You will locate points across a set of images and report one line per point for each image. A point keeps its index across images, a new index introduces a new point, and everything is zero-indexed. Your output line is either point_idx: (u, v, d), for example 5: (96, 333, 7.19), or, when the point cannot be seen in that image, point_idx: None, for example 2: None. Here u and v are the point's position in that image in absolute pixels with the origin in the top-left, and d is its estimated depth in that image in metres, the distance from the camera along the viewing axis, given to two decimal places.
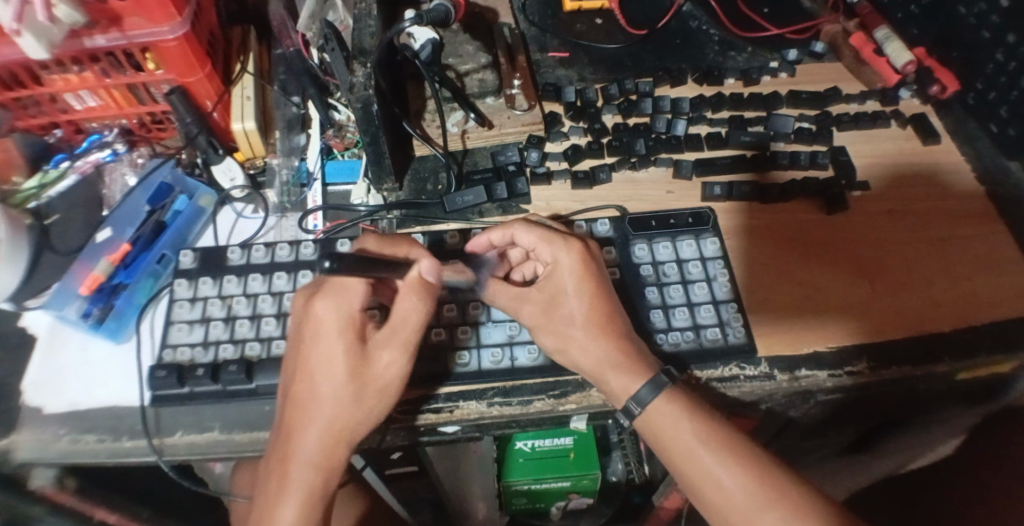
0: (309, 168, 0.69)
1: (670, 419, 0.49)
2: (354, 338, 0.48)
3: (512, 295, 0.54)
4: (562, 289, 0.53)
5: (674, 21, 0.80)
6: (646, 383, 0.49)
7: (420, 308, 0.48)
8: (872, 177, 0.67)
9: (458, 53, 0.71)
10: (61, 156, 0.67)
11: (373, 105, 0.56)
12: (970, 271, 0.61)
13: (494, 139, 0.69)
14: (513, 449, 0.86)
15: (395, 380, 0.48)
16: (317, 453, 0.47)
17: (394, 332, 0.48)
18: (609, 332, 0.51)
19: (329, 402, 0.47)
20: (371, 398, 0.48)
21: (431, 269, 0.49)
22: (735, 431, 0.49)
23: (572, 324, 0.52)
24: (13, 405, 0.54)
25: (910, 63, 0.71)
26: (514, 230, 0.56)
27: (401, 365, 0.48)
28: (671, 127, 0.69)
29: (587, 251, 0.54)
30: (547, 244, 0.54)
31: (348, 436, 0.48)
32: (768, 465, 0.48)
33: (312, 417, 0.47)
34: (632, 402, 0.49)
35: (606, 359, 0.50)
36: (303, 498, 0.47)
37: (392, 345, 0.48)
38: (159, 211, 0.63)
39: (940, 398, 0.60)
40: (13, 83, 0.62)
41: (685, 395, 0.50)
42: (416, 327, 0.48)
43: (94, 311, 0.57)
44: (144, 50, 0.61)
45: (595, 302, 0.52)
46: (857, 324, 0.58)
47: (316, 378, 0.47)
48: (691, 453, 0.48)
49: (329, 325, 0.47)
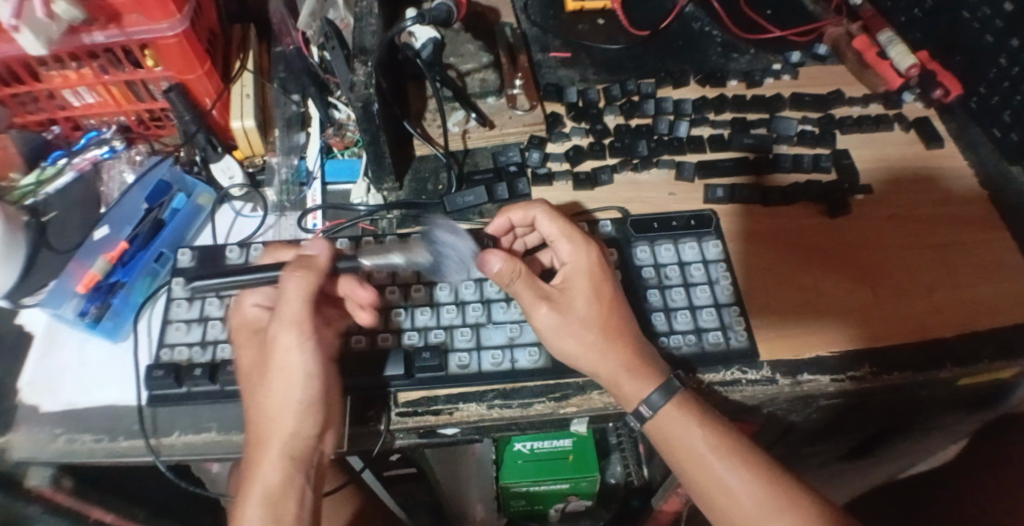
0: (309, 167, 0.68)
1: (681, 427, 0.48)
2: (254, 333, 0.52)
3: (534, 291, 0.52)
4: (578, 290, 0.52)
5: (677, 21, 0.79)
6: (657, 388, 0.49)
7: (295, 280, 0.48)
8: (874, 181, 0.67)
9: (460, 52, 0.70)
10: (59, 152, 0.67)
11: (373, 104, 0.55)
12: (973, 278, 0.60)
13: (495, 140, 0.68)
14: (512, 450, 0.85)
15: (296, 353, 0.48)
16: (270, 445, 0.48)
17: (281, 312, 0.49)
18: (625, 338, 0.51)
19: (262, 393, 0.49)
20: (281, 380, 0.48)
21: (309, 244, 0.51)
22: (745, 438, 0.49)
23: (587, 326, 0.51)
24: (10, 404, 0.54)
25: (913, 67, 0.71)
26: (535, 214, 0.55)
27: (293, 339, 0.48)
28: (673, 128, 0.68)
29: (603, 255, 0.54)
30: (567, 241, 0.54)
31: (292, 424, 0.48)
32: (778, 470, 0.48)
33: (258, 412, 0.48)
34: (643, 406, 0.49)
35: (618, 365, 0.50)
36: (266, 495, 0.47)
37: (281, 323, 0.49)
38: (156, 210, 0.62)
39: (940, 401, 0.61)
40: (11, 79, 0.61)
41: (695, 401, 0.50)
42: (296, 300, 0.48)
43: (92, 309, 0.57)
44: (142, 47, 0.60)
45: (610, 306, 0.52)
46: (858, 328, 0.58)
47: (248, 376, 0.50)
48: (700, 461, 0.48)
49: (236, 330, 0.52)
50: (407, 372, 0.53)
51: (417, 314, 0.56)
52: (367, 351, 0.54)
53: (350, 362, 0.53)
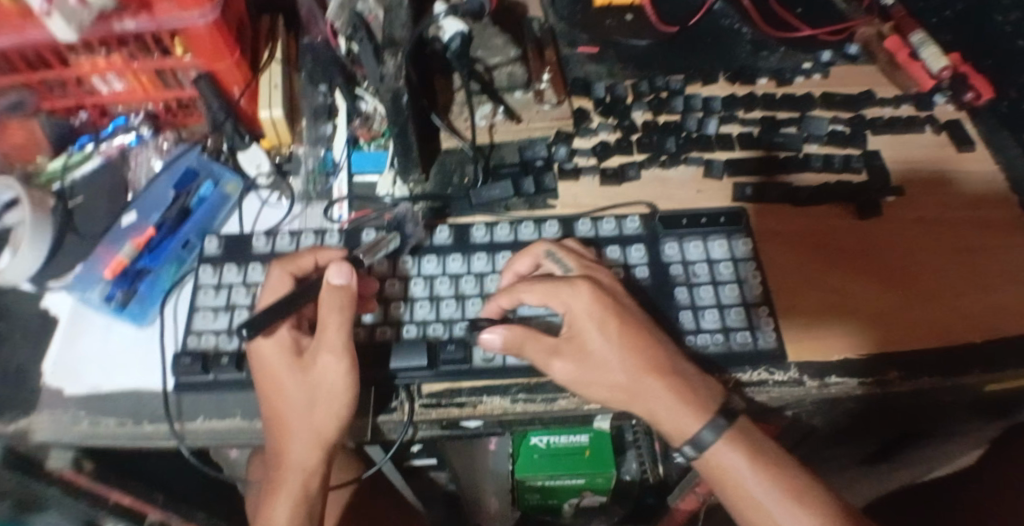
0: (336, 157, 0.68)
1: (730, 461, 0.47)
2: (290, 354, 0.49)
3: (544, 348, 0.50)
4: (588, 334, 0.49)
5: (706, 18, 0.78)
6: (706, 426, 0.47)
7: (336, 312, 0.48)
8: (905, 183, 0.66)
9: (487, 45, 0.68)
10: (86, 138, 0.67)
11: (403, 95, 0.56)
12: (1000, 282, 0.59)
13: (522, 134, 0.68)
14: (528, 445, 0.83)
15: (340, 381, 0.48)
16: (300, 457, 0.48)
17: (321, 339, 0.48)
18: (653, 369, 0.48)
19: (295, 413, 0.48)
20: (324, 406, 0.48)
21: (338, 273, 0.48)
22: (801, 476, 0.48)
23: (611, 370, 0.48)
24: (34, 386, 0.54)
25: (945, 69, 0.70)
26: (518, 292, 0.52)
27: (337, 369, 0.47)
28: (702, 126, 0.68)
29: (596, 288, 0.50)
30: (554, 297, 0.50)
31: (331, 441, 0.49)
32: (832, 515, 0.47)
33: (289, 427, 0.48)
34: (688, 445, 0.48)
35: (659, 400, 0.48)
36: (294, 498, 0.49)
37: (324, 351, 0.48)
38: (184, 196, 0.63)
39: (966, 406, 0.60)
40: (38, 63, 0.61)
41: (748, 436, 0.48)
42: (338, 330, 0.48)
43: (118, 294, 0.57)
44: (173, 35, 0.60)
45: (628, 340, 0.49)
46: (883, 333, 0.57)
47: (275, 393, 0.48)
48: (751, 497, 0.47)
49: (266, 353, 0.49)
50: (432, 364, 0.53)
51: (442, 306, 0.56)
52: (393, 341, 0.54)
53: (375, 352, 0.53)
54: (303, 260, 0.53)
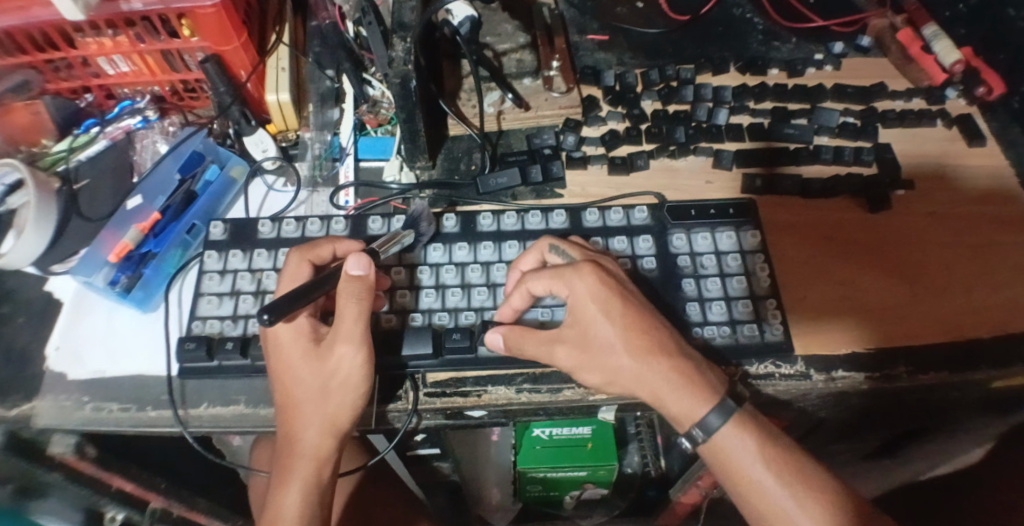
0: (342, 142, 0.67)
1: (738, 446, 0.47)
2: (308, 340, 0.49)
3: (543, 339, 0.50)
4: (591, 317, 0.48)
5: (717, 8, 0.77)
6: (713, 410, 0.47)
7: (353, 300, 0.47)
8: (916, 177, 0.65)
9: (496, 31, 0.70)
10: (92, 121, 0.66)
11: (411, 81, 0.55)
12: (1011, 279, 0.59)
13: (529, 121, 0.67)
14: (530, 437, 0.83)
15: (355, 371, 0.47)
16: (312, 444, 0.48)
17: (338, 329, 0.47)
18: (660, 354, 0.47)
19: (310, 398, 0.48)
20: (338, 393, 0.48)
21: (357, 263, 0.48)
22: (811, 465, 0.48)
23: (615, 353, 0.48)
24: (38, 371, 0.54)
25: (958, 62, 0.68)
26: (527, 283, 0.51)
27: (355, 359, 0.47)
28: (712, 115, 0.67)
29: (600, 271, 0.50)
30: (560, 281, 0.50)
31: (342, 429, 0.49)
32: (845, 506, 0.46)
33: (302, 412, 0.48)
34: (696, 428, 0.47)
35: (663, 384, 0.47)
36: (304, 488, 0.48)
37: (340, 339, 0.47)
38: (189, 181, 0.62)
39: (973, 402, 0.60)
40: (47, 45, 0.61)
41: (755, 422, 0.48)
42: (356, 320, 0.47)
43: (122, 279, 0.56)
44: (180, 16, 0.60)
45: (632, 323, 0.48)
46: (892, 327, 0.56)
47: (292, 378, 0.48)
48: (758, 485, 0.47)
49: (284, 338, 0.49)
50: (437, 352, 0.53)
51: (448, 294, 0.55)
52: (399, 329, 0.54)
53: (379, 340, 0.53)
54: (321, 248, 0.53)
